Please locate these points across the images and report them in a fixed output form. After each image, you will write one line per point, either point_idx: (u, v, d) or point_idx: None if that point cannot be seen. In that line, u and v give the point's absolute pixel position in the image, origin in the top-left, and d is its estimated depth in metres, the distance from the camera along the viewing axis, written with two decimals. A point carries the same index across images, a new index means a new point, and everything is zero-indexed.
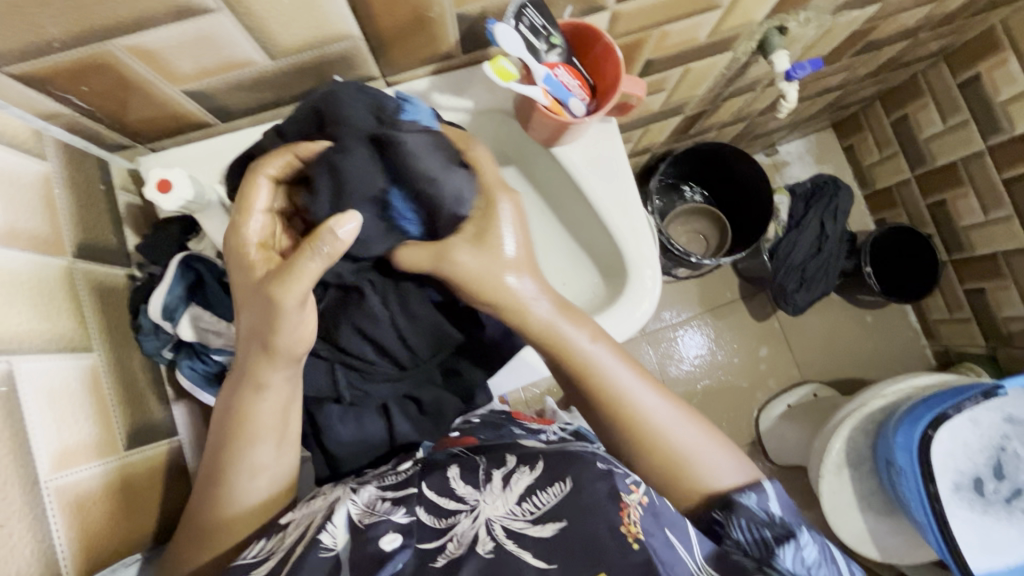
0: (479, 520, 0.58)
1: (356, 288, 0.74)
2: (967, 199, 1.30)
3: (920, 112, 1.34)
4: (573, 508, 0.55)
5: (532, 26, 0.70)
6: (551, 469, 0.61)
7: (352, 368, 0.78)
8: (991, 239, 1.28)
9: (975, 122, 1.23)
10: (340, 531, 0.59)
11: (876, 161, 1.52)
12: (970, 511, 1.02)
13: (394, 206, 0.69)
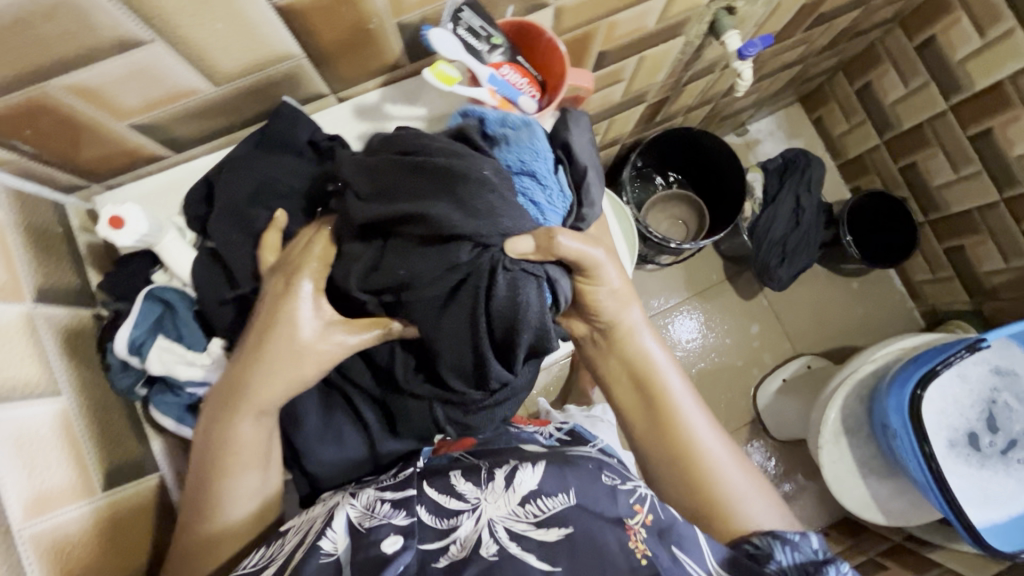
0: (479, 522, 0.63)
1: (475, 291, 0.59)
2: (936, 158, 1.33)
3: (882, 78, 1.37)
4: (577, 517, 0.62)
5: (470, 27, 0.69)
6: (548, 482, 0.68)
7: (448, 403, 0.73)
8: (962, 196, 1.32)
9: (935, 83, 1.26)
10: (340, 533, 0.62)
11: (845, 131, 1.55)
12: (969, 466, 1.06)
13: (540, 196, 0.66)
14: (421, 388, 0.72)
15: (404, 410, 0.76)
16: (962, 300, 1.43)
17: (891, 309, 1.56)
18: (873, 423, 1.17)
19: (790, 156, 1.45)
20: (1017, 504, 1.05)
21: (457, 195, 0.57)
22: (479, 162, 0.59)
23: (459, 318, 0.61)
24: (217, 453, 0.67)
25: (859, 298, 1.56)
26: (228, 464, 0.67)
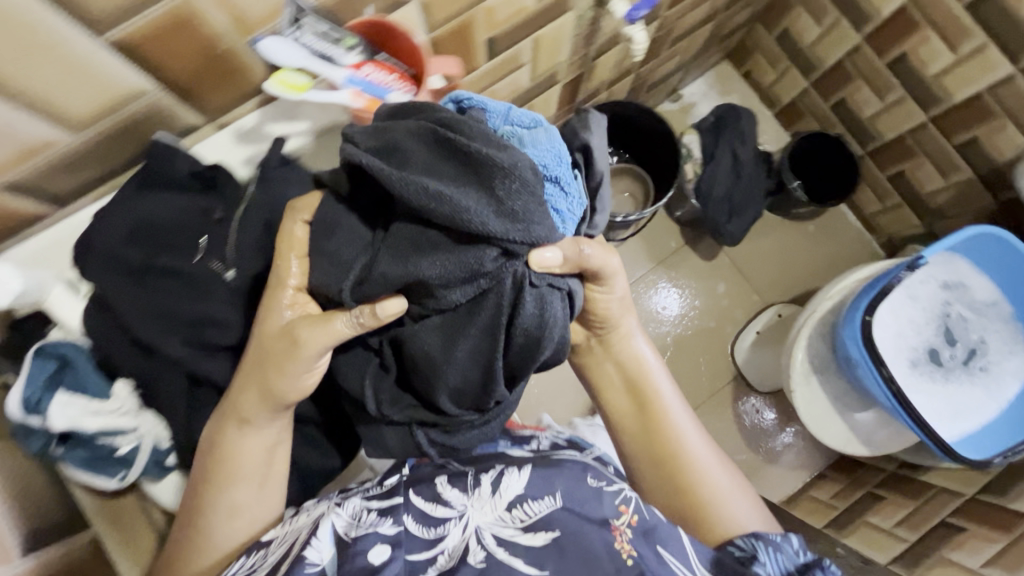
0: (465, 531, 0.69)
1: (497, 307, 0.58)
2: (862, 90, 1.38)
3: (798, 20, 1.42)
4: (563, 522, 0.67)
5: (320, 33, 0.67)
6: (535, 487, 0.73)
7: (431, 424, 0.70)
8: (895, 123, 1.37)
9: (845, 17, 1.32)
10: (327, 542, 0.66)
11: (774, 79, 1.59)
12: (933, 380, 1.15)
13: (561, 198, 0.62)
14: (411, 406, 0.69)
15: (388, 434, 0.72)
16: (914, 225, 1.48)
17: (850, 245, 1.60)
18: (838, 360, 1.22)
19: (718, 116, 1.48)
20: (987, 411, 1.13)
21: (492, 191, 0.54)
22: (517, 156, 0.56)
23: (475, 339, 0.60)
24: (223, 462, 0.72)
25: (818, 243, 1.60)
26: (231, 474, 0.71)
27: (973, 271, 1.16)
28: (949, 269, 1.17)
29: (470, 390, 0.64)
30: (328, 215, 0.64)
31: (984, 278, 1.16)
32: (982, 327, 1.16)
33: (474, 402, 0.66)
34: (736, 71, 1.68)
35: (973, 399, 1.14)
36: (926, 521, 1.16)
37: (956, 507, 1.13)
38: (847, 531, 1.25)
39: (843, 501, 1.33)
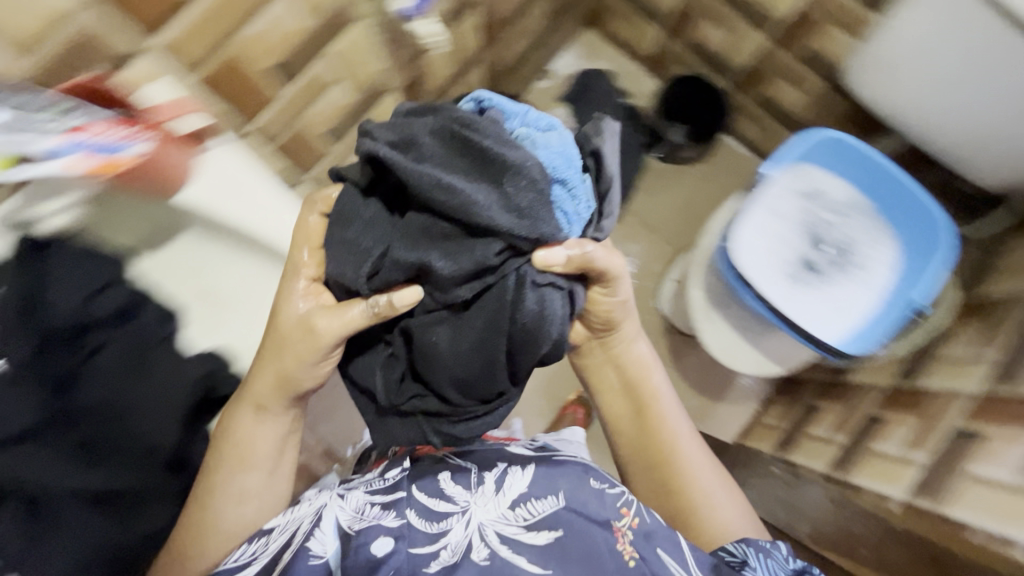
0: (469, 528, 0.66)
1: (501, 293, 0.62)
2: (707, 27, 1.46)
3: None
4: (568, 522, 0.66)
5: (23, 101, 0.57)
6: (540, 486, 0.71)
7: (438, 414, 0.72)
8: (747, 56, 1.46)
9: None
10: (330, 537, 0.65)
11: (632, 29, 1.64)
12: (812, 287, 1.18)
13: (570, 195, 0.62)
14: (418, 394, 0.72)
15: (396, 423, 0.75)
16: None
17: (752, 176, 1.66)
18: (727, 285, 1.28)
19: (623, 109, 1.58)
20: (862, 305, 1.16)
21: (503, 187, 0.58)
22: (527, 155, 0.58)
23: (480, 329, 0.64)
24: (232, 450, 0.74)
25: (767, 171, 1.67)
26: (243, 459, 0.74)
27: (797, 166, 1.22)
28: (805, 187, 1.23)
29: (483, 382, 0.68)
30: (348, 206, 0.68)
31: (835, 181, 1.22)
32: (820, 191, 1.23)
33: (477, 392, 0.70)
34: (599, 38, 1.73)
35: (858, 295, 1.17)
36: (850, 420, 1.16)
37: (884, 401, 1.12)
38: (793, 448, 1.24)
39: (788, 421, 1.35)
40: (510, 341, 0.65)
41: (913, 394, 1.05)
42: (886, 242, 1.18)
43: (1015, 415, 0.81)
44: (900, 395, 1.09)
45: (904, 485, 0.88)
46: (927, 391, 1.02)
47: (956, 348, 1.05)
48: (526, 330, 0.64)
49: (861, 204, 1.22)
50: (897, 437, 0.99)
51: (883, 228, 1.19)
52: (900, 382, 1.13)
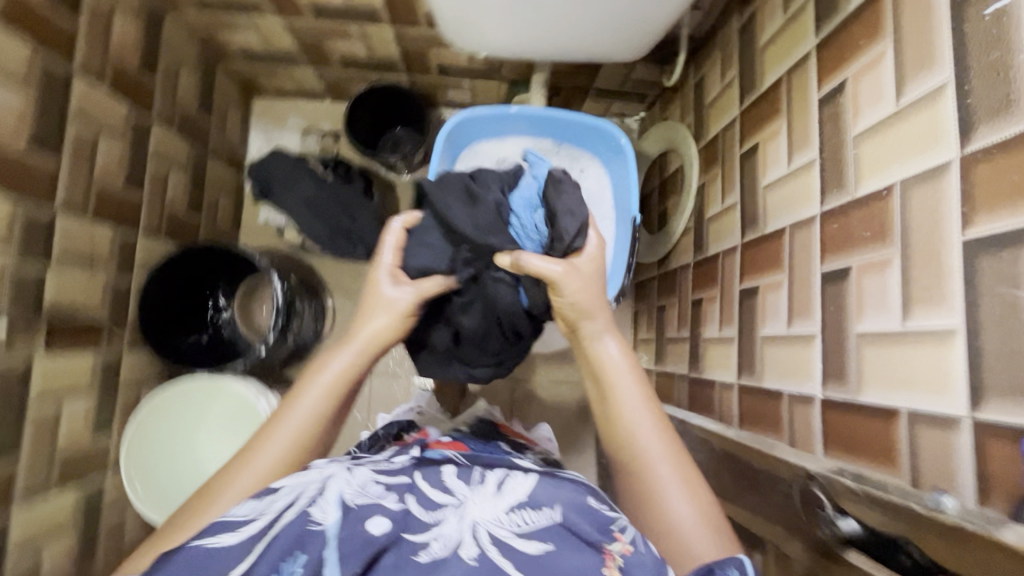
0: (464, 523, 0.51)
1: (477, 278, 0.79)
2: (288, 51, 1.15)
3: (224, 48, 1.14)
4: (560, 532, 0.50)
5: None
6: (572, 511, 0.53)
7: (460, 360, 0.86)
8: (346, 49, 1.13)
9: (186, 137, 1.10)
10: (334, 506, 0.49)
11: (278, 79, 1.29)
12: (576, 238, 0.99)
13: (523, 220, 0.78)
14: (450, 361, 0.86)
15: (425, 367, 0.87)
16: (667, 124, 1.15)
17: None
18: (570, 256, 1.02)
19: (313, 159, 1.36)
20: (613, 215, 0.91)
21: (473, 199, 0.78)
22: (492, 184, 0.80)
23: (471, 311, 0.81)
24: (324, 378, 0.65)
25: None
26: (335, 391, 0.64)
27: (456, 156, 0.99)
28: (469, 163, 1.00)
29: (484, 351, 0.85)
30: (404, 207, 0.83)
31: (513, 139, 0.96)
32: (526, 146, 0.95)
33: (477, 348, 0.84)
34: (270, 100, 1.38)
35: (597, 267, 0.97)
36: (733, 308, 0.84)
37: (739, 270, 0.82)
38: (702, 365, 0.93)
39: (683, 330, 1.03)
40: (490, 312, 0.81)
41: (756, 255, 0.77)
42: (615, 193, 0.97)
43: (885, 140, 0.54)
44: (743, 266, 0.81)
45: (796, 390, 0.65)
46: (770, 230, 0.74)
47: (771, 174, 0.75)
48: (494, 307, 0.80)
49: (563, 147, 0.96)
50: (778, 323, 0.70)
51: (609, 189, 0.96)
52: (741, 245, 0.81)
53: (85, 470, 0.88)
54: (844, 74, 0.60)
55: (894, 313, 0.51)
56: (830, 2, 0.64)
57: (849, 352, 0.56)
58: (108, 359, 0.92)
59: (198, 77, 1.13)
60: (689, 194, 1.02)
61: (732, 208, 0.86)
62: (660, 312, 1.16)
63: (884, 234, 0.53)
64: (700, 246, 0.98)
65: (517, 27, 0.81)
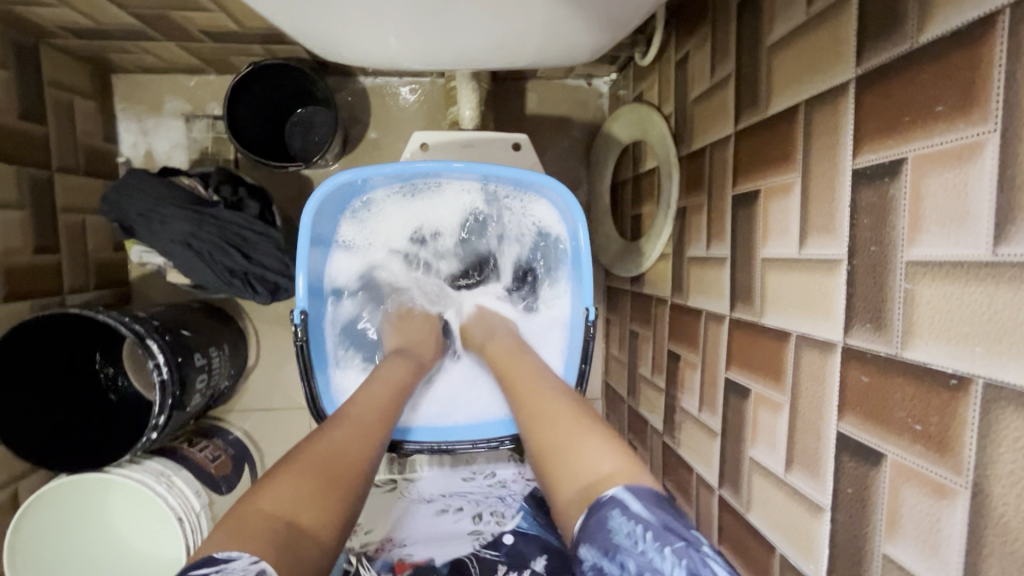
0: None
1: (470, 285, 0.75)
2: (130, 25, 0.85)
3: (40, 27, 0.84)
4: None
5: None
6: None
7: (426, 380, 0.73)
8: (207, 21, 0.83)
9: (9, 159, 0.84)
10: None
11: (137, 56, 0.99)
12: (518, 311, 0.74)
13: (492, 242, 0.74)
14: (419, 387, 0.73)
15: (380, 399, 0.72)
16: (641, 105, 0.90)
17: (573, 99, 1.12)
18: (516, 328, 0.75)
19: (204, 154, 1.09)
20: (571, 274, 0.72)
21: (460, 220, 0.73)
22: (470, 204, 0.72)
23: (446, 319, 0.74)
24: (363, 392, 0.58)
25: (554, 105, 1.12)
26: (382, 402, 0.57)
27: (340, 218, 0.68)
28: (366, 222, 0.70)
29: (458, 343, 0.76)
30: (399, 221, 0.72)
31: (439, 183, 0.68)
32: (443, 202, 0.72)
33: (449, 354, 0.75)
34: (138, 78, 1.08)
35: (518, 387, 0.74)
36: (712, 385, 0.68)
37: (726, 353, 0.63)
38: (677, 438, 0.77)
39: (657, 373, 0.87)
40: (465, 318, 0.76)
41: (750, 348, 0.58)
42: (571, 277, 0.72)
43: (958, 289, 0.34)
44: (732, 349, 0.62)
45: (793, 560, 0.50)
46: (765, 319, 0.55)
47: (773, 249, 0.54)
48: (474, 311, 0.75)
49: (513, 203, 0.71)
50: (772, 456, 0.53)
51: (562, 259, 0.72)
52: (732, 321, 0.62)
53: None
54: (903, 151, 0.37)
55: (948, 571, 0.34)
56: (887, 17, 0.39)
57: (872, 572, 0.40)
58: None
59: (11, 78, 0.85)
60: (667, 216, 0.80)
61: (721, 260, 0.65)
62: (632, 337, 1.00)
63: (945, 446, 0.34)
64: (681, 287, 0.78)
65: (436, 38, 0.64)
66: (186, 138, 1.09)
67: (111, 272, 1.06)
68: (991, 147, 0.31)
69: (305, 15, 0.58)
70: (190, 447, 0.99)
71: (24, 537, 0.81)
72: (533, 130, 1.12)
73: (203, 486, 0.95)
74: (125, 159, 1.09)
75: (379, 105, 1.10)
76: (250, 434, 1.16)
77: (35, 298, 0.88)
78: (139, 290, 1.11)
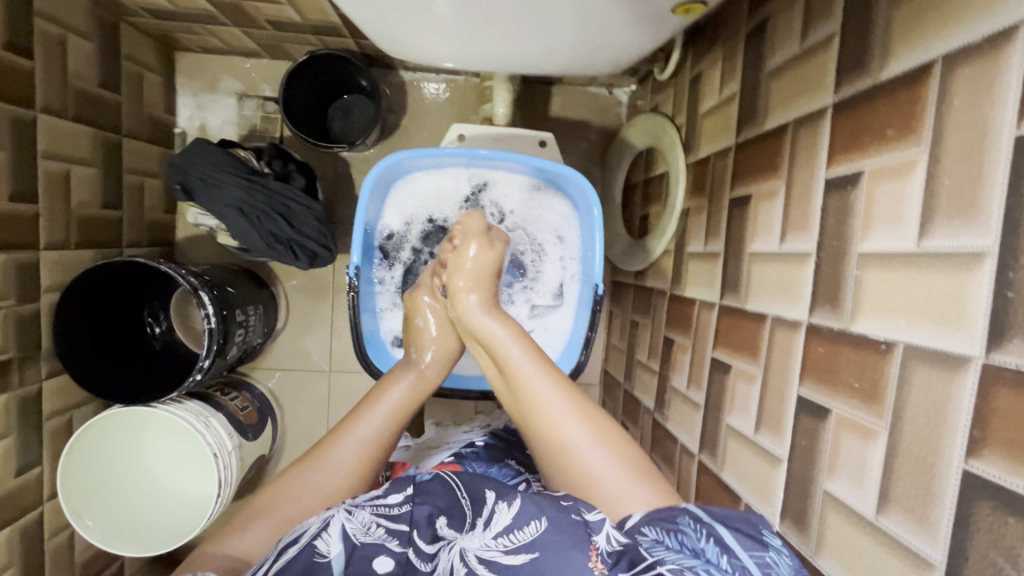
0: (455, 551, 0.48)
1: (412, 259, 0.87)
2: (206, 11, 0.95)
3: (123, 4, 0.94)
4: (552, 548, 0.46)
5: None
6: (558, 519, 0.48)
7: None
8: (274, 10, 0.93)
9: (86, 121, 0.93)
10: (338, 539, 0.49)
11: (204, 37, 1.09)
12: (530, 269, 0.76)
13: (503, 208, 0.76)
14: None
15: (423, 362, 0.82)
16: (657, 115, 0.99)
17: (594, 105, 1.22)
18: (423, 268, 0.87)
19: (253, 130, 1.19)
20: (579, 228, 0.75)
21: (471, 195, 0.77)
22: (479, 178, 0.76)
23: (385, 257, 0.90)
24: (383, 405, 0.64)
25: (577, 109, 1.21)
26: (393, 419, 0.63)
27: (383, 202, 0.76)
28: (405, 204, 0.77)
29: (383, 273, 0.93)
30: (419, 197, 0.77)
31: (450, 162, 0.74)
32: (457, 178, 0.76)
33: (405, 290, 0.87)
34: (199, 56, 1.18)
35: (550, 329, 0.76)
36: (700, 365, 0.76)
37: (714, 336, 0.73)
38: (667, 413, 0.86)
39: (653, 358, 0.96)
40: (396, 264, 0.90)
41: (734, 330, 0.67)
42: (583, 231, 0.75)
43: (894, 275, 0.43)
44: (719, 332, 0.71)
45: (754, 506, 0.59)
46: (748, 305, 0.64)
47: (759, 244, 0.63)
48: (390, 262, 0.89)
49: (531, 174, 0.74)
50: (744, 420, 0.63)
51: (578, 216, 0.75)
52: (721, 307, 0.71)
53: (15, 509, 0.84)
54: (862, 165, 0.47)
55: (869, 496, 0.43)
56: (858, 57, 0.49)
57: (814, 507, 0.50)
58: (28, 390, 0.85)
59: (94, 49, 0.95)
60: (672, 216, 0.89)
61: (716, 255, 0.75)
62: (632, 326, 1.09)
63: (876, 398, 0.43)
64: (679, 278, 0.87)
65: (480, 45, 0.74)
66: (238, 115, 1.19)
67: (159, 232, 1.16)
68: (921, 163, 0.41)
69: (374, 18, 0.68)
70: (223, 396, 1.09)
71: (76, 444, 0.89)
72: (555, 131, 1.21)
73: (234, 431, 1.05)
74: (181, 130, 1.19)
75: (415, 97, 1.20)
76: (273, 391, 1.26)
77: (98, 248, 0.98)
78: (183, 250, 1.21)
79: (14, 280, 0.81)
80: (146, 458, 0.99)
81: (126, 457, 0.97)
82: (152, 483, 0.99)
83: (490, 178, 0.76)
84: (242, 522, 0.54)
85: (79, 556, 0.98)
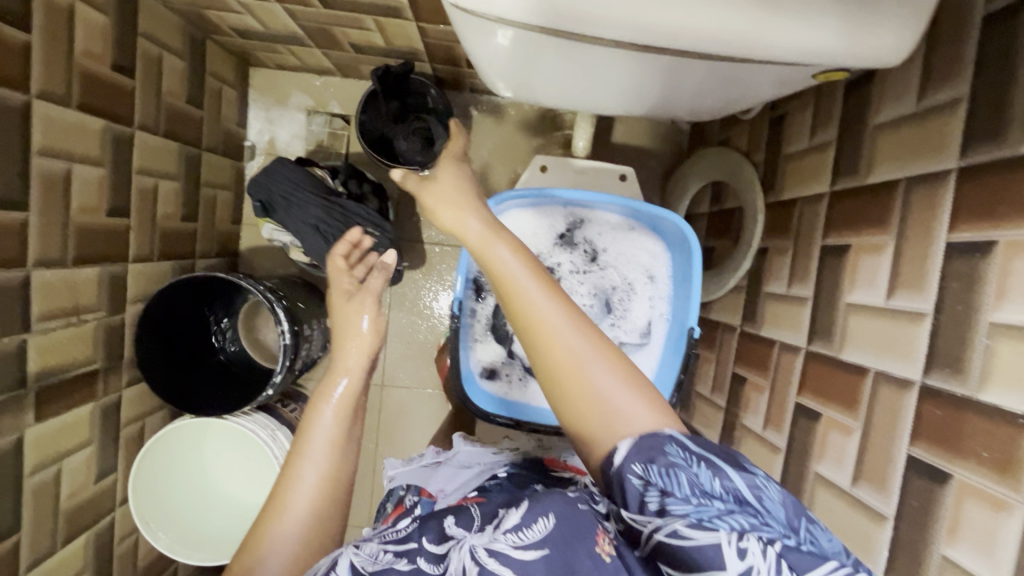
0: (465, 551, 0.45)
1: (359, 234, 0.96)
2: (293, 34, 0.98)
3: (215, 24, 0.97)
4: (564, 540, 0.44)
5: None
6: (565, 512, 0.45)
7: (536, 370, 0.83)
8: (362, 36, 0.95)
9: (173, 136, 0.96)
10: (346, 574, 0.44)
11: (282, 56, 1.11)
12: (623, 306, 0.77)
13: (597, 247, 0.78)
14: None
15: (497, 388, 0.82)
16: (729, 150, 0.99)
17: (657, 133, 1.22)
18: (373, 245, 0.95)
19: (320, 145, 1.21)
20: (671, 268, 0.77)
21: (567, 233, 0.78)
22: (575, 216, 0.78)
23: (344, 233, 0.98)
24: (324, 419, 0.62)
25: (639, 136, 1.22)
26: (336, 440, 0.61)
27: None
28: None
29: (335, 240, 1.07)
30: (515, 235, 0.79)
31: (550, 202, 0.77)
32: (553, 216, 0.78)
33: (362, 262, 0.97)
34: (273, 72, 1.21)
35: (637, 367, 0.77)
36: (779, 407, 0.76)
37: (799, 380, 0.72)
38: (736, 450, 0.86)
39: (717, 391, 0.96)
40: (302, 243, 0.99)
41: (825, 378, 0.67)
42: (676, 271, 0.77)
43: None
44: (805, 378, 0.71)
45: None
46: (844, 357, 0.64)
47: (860, 296, 0.63)
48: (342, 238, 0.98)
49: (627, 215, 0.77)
50: (839, 471, 0.63)
51: (672, 256, 0.77)
52: (808, 353, 0.71)
53: (92, 514, 0.86)
54: (995, 235, 0.47)
55: (1001, 568, 0.44)
56: (993, 127, 0.49)
57: (930, 571, 0.50)
58: (111, 398, 0.87)
59: (185, 66, 0.97)
60: (749, 251, 0.88)
61: (801, 299, 0.75)
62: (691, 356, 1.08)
63: (1010, 470, 0.44)
64: (754, 316, 0.87)
65: (578, 89, 0.75)
66: (306, 130, 1.21)
67: (226, 243, 1.18)
68: None
69: (482, 62, 0.69)
70: (284, 408, 1.11)
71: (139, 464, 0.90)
72: (616, 158, 1.22)
73: None
74: (251, 143, 1.21)
75: (480, 120, 1.21)
76: None
77: (175, 260, 1.01)
78: (246, 260, 1.23)
79: (107, 293, 0.83)
80: (194, 465, 1.00)
81: (177, 469, 0.97)
82: (198, 488, 1.00)
83: (586, 217, 0.78)
84: (246, 552, 0.55)
85: (142, 559, 1.00)
